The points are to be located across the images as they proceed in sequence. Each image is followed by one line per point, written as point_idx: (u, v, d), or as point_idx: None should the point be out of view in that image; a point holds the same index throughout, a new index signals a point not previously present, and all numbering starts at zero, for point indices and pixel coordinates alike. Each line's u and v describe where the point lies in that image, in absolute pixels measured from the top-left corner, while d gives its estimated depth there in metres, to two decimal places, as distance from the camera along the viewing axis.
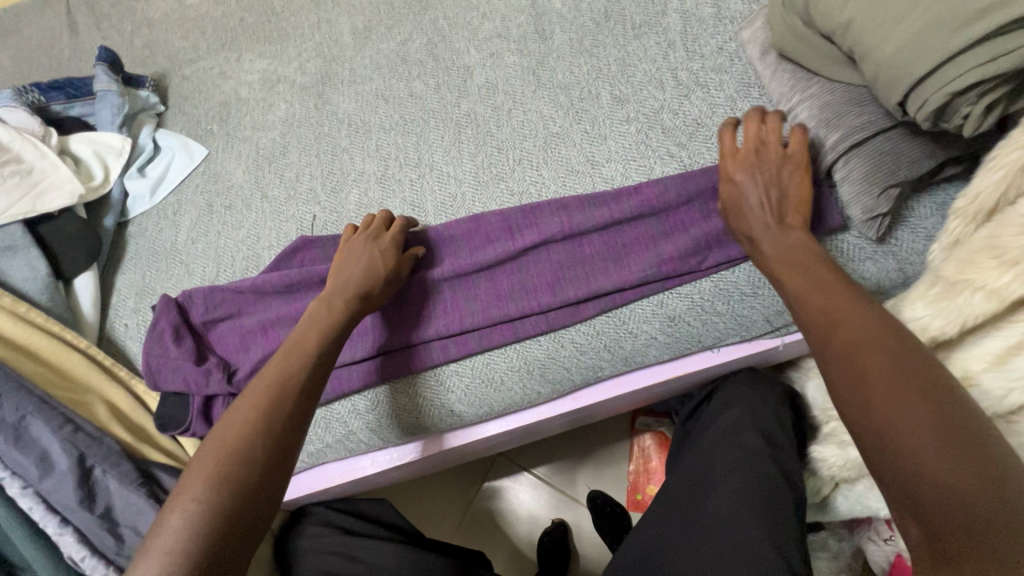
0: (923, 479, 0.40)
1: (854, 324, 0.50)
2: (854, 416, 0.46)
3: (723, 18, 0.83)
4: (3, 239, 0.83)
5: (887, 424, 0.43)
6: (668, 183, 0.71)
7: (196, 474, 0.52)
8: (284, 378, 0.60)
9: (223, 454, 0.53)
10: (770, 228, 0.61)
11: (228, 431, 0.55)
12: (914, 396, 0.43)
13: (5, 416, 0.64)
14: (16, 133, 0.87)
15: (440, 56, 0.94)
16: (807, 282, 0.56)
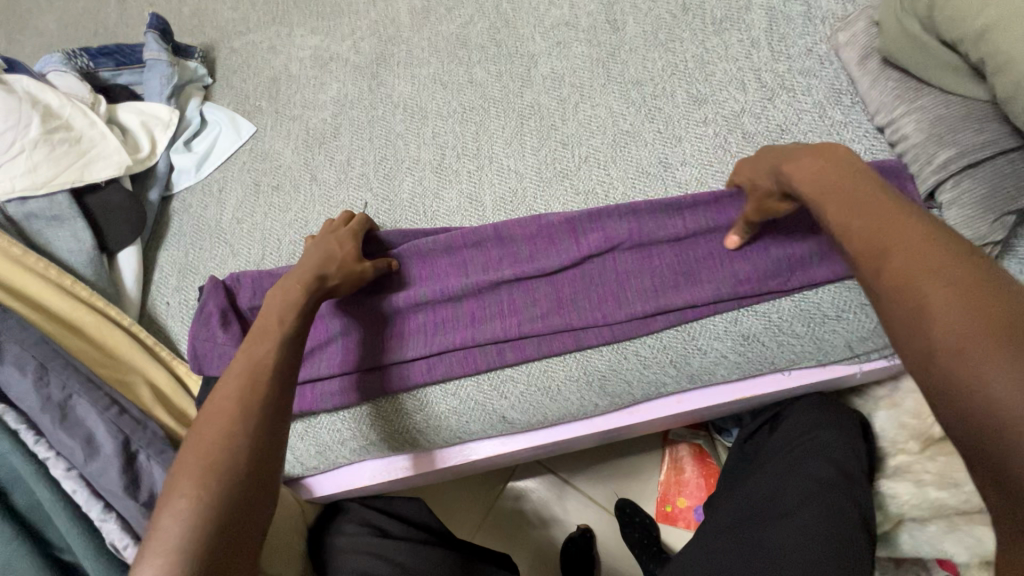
0: (986, 394, 0.32)
1: (851, 226, 0.44)
2: (891, 315, 0.39)
3: (813, 18, 0.77)
4: (49, 208, 0.80)
5: (947, 322, 0.35)
6: (746, 192, 0.67)
7: (185, 472, 0.47)
8: (256, 370, 0.55)
9: (208, 447, 0.49)
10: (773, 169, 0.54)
11: (208, 423, 0.51)
12: (957, 287, 0.36)
13: (52, 393, 0.62)
14: (67, 100, 0.84)
15: (503, 42, 0.90)
16: (843, 201, 0.45)
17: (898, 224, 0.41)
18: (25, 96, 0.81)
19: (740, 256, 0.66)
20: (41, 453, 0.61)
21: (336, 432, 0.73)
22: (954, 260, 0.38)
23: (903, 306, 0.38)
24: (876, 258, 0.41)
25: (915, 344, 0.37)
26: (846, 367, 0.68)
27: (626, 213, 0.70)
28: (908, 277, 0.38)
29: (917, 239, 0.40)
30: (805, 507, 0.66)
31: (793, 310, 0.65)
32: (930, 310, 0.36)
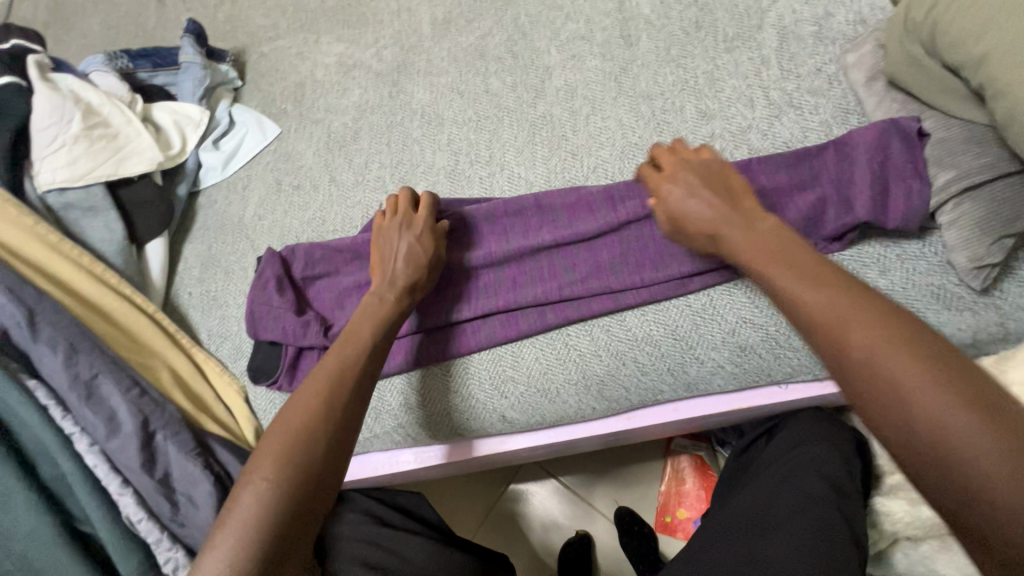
0: (960, 460, 0.37)
1: (795, 290, 0.49)
2: (845, 385, 0.44)
3: (824, 38, 0.78)
4: (85, 199, 0.85)
5: (928, 412, 0.39)
6: (779, 164, 0.69)
7: (266, 457, 0.53)
8: (340, 371, 0.60)
9: (280, 439, 0.54)
10: (725, 216, 0.58)
11: (291, 413, 0.56)
12: (907, 355, 0.41)
13: (79, 372, 0.66)
14: (106, 98, 0.89)
15: (519, 54, 0.93)
16: (802, 276, 0.49)
17: (835, 292, 0.46)
18: (69, 94, 0.86)
19: (779, 218, 0.68)
20: (67, 428, 0.65)
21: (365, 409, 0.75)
22: (897, 326, 0.43)
23: (854, 378, 0.43)
24: (824, 329, 0.46)
25: (869, 410, 0.42)
26: None
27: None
28: (866, 351, 0.43)
29: (851, 308, 0.45)
30: (792, 516, 0.65)
31: (791, 324, 0.66)
32: (884, 381, 0.41)
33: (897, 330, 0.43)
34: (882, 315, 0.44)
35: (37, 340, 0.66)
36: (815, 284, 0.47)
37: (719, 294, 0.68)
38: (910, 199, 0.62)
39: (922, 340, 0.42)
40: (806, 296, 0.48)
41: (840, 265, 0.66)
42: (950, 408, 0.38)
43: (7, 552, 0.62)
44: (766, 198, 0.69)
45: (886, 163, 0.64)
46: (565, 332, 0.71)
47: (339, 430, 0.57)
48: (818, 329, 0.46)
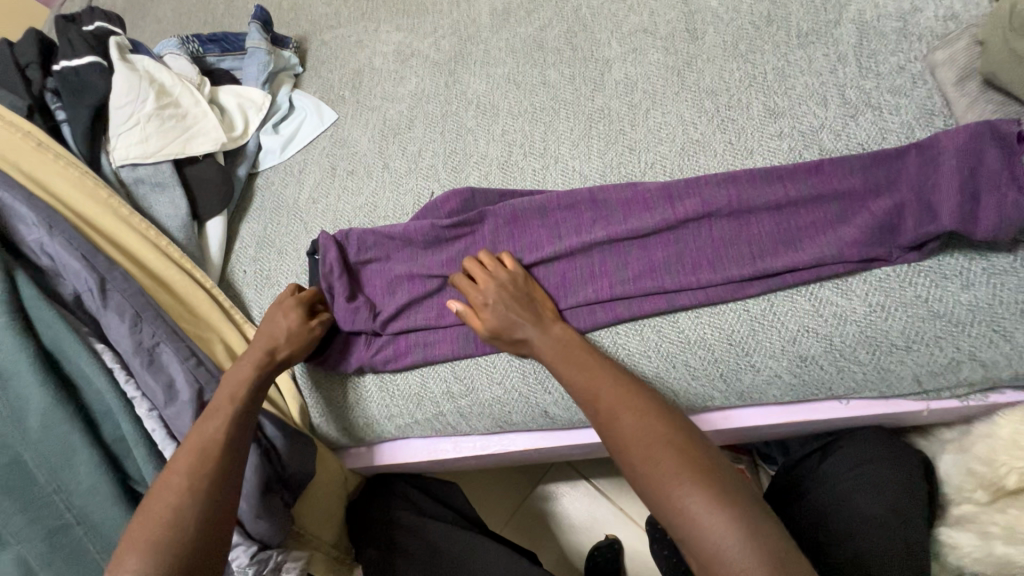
0: (715, 564, 0.46)
1: (605, 406, 0.59)
2: (656, 510, 0.51)
3: (909, 35, 0.73)
4: (155, 175, 0.89)
5: (689, 477, 0.50)
6: (854, 166, 0.65)
7: (137, 542, 0.54)
8: (210, 442, 0.60)
9: (159, 514, 0.55)
10: (541, 327, 0.67)
11: (164, 494, 0.56)
12: (690, 480, 0.50)
13: (143, 339, 0.68)
14: (178, 80, 0.93)
15: (579, 46, 0.91)
16: (590, 373, 0.62)
17: (646, 421, 0.55)
18: (145, 75, 0.90)
19: (849, 225, 0.64)
20: (130, 392, 0.68)
21: (406, 395, 0.76)
22: (689, 451, 0.52)
23: (656, 500, 0.51)
24: (626, 450, 0.55)
25: (667, 524, 0.50)
26: (912, 404, 0.65)
27: (724, 181, 0.69)
28: (656, 477, 0.52)
29: (656, 438, 0.54)
30: (851, 540, 0.65)
31: (858, 336, 0.62)
32: (665, 491, 0.50)
33: (679, 444, 0.53)
34: (675, 438, 0.54)
35: (106, 306, 0.69)
36: (620, 405, 0.57)
37: (779, 301, 0.65)
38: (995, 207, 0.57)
39: (699, 459, 0.52)
40: (627, 422, 0.56)
41: (917, 276, 0.61)
42: (693, 472, 0.50)
43: (69, 504, 0.66)
44: (836, 203, 0.66)
45: (980, 165, 0.58)
46: (614, 329, 0.70)
47: (210, 490, 0.57)
48: (622, 449, 0.55)
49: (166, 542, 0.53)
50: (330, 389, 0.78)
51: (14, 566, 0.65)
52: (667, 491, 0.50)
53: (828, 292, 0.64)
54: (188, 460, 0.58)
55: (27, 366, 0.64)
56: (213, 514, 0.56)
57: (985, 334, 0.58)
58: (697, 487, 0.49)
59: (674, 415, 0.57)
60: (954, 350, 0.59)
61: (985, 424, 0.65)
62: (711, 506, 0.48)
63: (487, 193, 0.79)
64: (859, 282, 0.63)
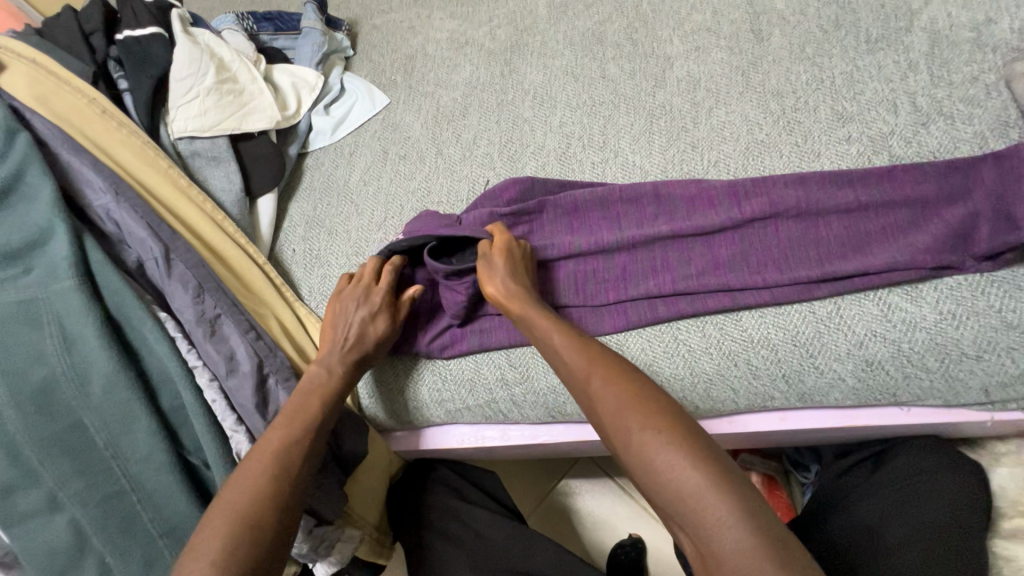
0: (717, 545, 0.44)
1: (594, 383, 0.57)
2: (651, 490, 0.49)
3: (983, 46, 0.73)
4: (211, 149, 0.89)
5: (679, 461, 0.48)
6: (927, 174, 0.65)
7: (211, 535, 0.53)
8: (295, 444, 0.61)
9: (237, 511, 0.55)
10: (524, 294, 0.66)
11: (241, 492, 0.57)
12: (683, 457, 0.48)
13: (206, 309, 0.69)
14: (236, 55, 0.93)
15: (640, 41, 0.91)
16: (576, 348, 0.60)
17: (639, 397, 0.54)
18: (206, 48, 0.90)
19: (921, 232, 0.64)
20: (191, 361, 0.68)
21: (458, 380, 0.76)
22: (679, 428, 0.50)
23: (653, 482, 0.49)
24: (621, 428, 0.53)
25: (664, 505, 0.48)
26: (976, 414, 0.64)
27: (792, 182, 0.69)
28: (651, 455, 0.49)
29: (647, 414, 0.52)
30: (909, 546, 0.65)
31: (926, 342, 0.62)
32: (659, 471, 0.48)
33: (672, 424, 0.51)
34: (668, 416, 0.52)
35: (170, 276, 0.69)
36: (605, 380, 0.56)
37: (847, 305, 0.65)
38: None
39: (691, 436, 0.50)
40: (616, 399, 0.54)
41: (990, 287, 0.61)
42: (686, 454, 0.48)
43: (125, 471, 0.66)
44: (907, 210, 0.65)
45: None
46: (675, 325, 0.70)
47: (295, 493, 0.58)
48: (613, 431, 0.53)
49: (243, 537, 0.53)
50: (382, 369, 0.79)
51: (66, 530, 0.65)
52: (660, 476, 0.48)
53: (897, 298, 0.63)
54: (272, 458, 0.59)
55: (93, 331, 0.64)
56: (289, 518, 0.57)
57: None
58: (694, 463, 0.47)
59: (660, 391, 0.55)
60: None
61: None
62: (710, 482, 0.46)
63: (547, 183, 0.79)
64: (930, 290, 0.63)
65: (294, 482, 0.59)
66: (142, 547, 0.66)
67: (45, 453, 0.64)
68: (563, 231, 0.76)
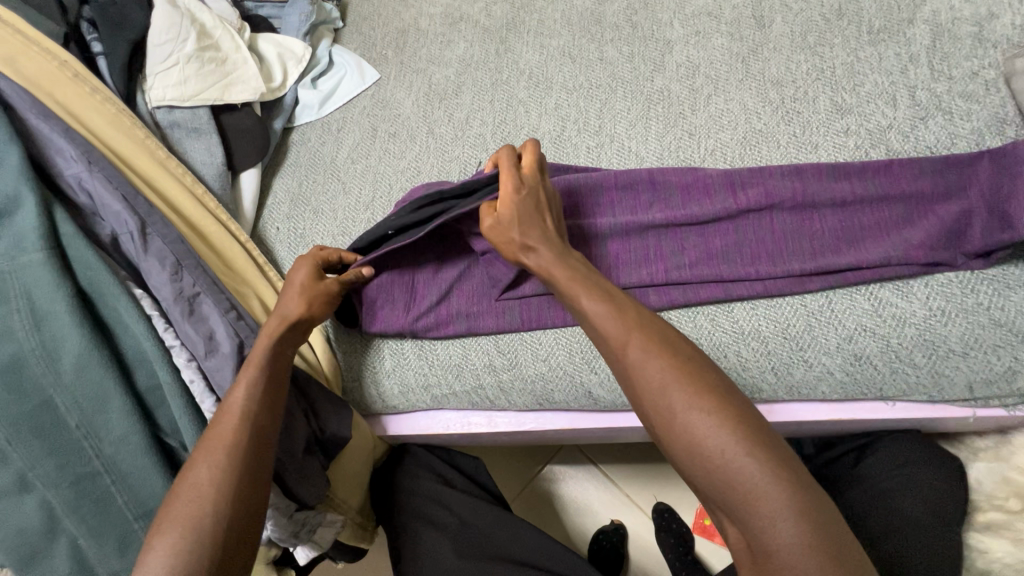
0: (769, 539, 0.42)
1: (633, 352, 0.51)
2: (698, 472, 0.46)
3: (984, 40, 0.73)
4: (191, 120, 0.85)
5: (730, 448, 0.45)
6: (925, 169, 0.64)
7: (167, 528, 0.49)
8: (245, 414, 0.56)
9: (192, 497, 0.51)
10: (553, 245, 0.61)
11: (194, 476, 0.52)
12: (740, 443, 0.45)
13: (184, 287, 0.66)
14: (219, 21, 0.89)
15: (639, 24, 0.88)
16: (608, 309, 0.55)
17: (688, 370, 0.49)
18: (186, 13, 0.86)
19: (915, 227, 0.63)
20: (168, 341, 0.66)
21: (398, 359, 0.76)
22: (733, 409, 0.47)
23: (700, 466, 0.46)
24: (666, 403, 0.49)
25: (713, 491, 0.46)
26: (959, 411, 0.65)
27: (789, 174, 0.68)
28: (703, 437, 0.46)
29: (697, 390, 0.48)
30: (887, 541, 0.66)
31: (915, 339, 0.62)
32: (711, 454, 0.45)
33: (724, 403, 0.47)
34: (717, 393, 0.48)
35: (146, 251, 0.66)
36: (646, 349, 0.51)
37: (838, 300, 0.64)
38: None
39: (746, 421, 0.46)
40: (658, 371, 0.50)
41: (980, 284, 0.61)
42: (736, 441, 0.45)
43: (98, 453, 0.63)
44: (902, 204, 0.65)
45: None
46: (667, 315, 0.69)
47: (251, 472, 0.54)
48: (657, 409, 0.49)
49: (199, 526, 0.49)
50: (343, 350, 0.79)
51: (36, 512, 0.63)
52: (711, 462, 0.45)
53: (888, 294, 0.63)
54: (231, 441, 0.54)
55: (64, 308, 0.61)
56: (247, 494, 0.53)
57: None
58: (754, 451, 0.44)
59: (705, 362, 0.50)
60: (1012, 360, 0.59)
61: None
62: (770, 475, 0.43)
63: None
64: (921, 286, 0.63)
65: (249, 451, 0.54)
66: (117, 529, 0.64)
67: (13, 433, 0.61)
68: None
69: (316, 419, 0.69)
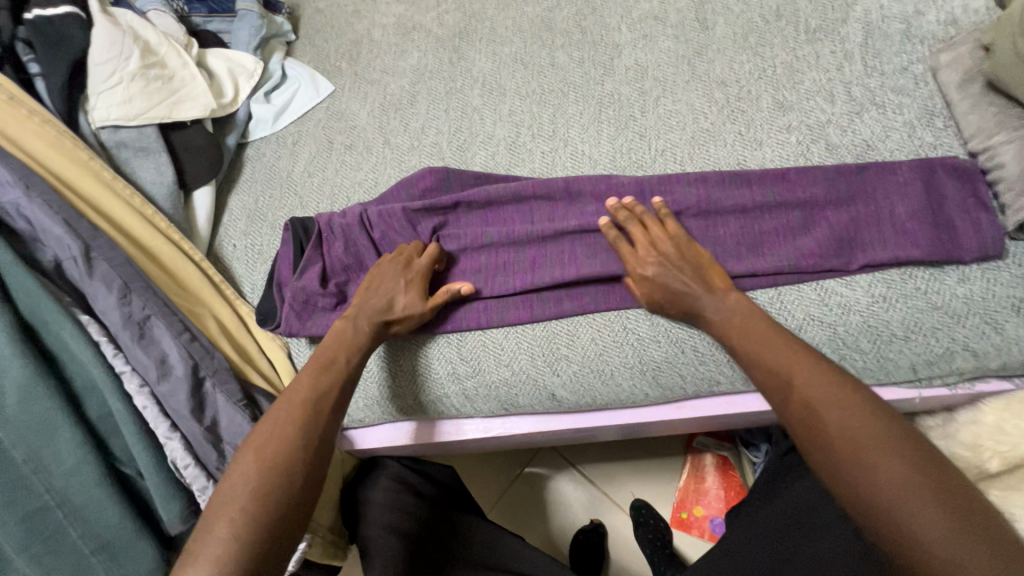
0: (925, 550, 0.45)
1: (796, 381, 0.56)
2: (846, 491, 0.50)
3: (912, 37, 0.76)
4: (138, 139, 0.83)
5: (888, 476, 0.48)
6: (819, 177, 0.69)
7: (241, 481, 0.55)
8: (320, 397, 0.62)
9: (269, 456, 0.57)
10: (715, 297, 0.63)
11: (270, 439, 0.58)
12: (909, 475, 0.48)
13: (133, 311, 0.64)
14: (164, 39, 0.87)
15: (588, 29, 0.90)
16: (763, 349, 0.59)
17: (851, 406, 0.53)
18: (129, 30, 0.84)
19: (807, 232, 0.67)
20: (118, 367, 0.64)
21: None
22: (901, 443, 0.50)
23: (847, 485, 0.50)
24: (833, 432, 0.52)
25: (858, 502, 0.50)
26: (906, 392, 0.67)
27: (693, 181, 0.71)
28: (860, 466, 0.50)
29: (871, 426, 0.51)
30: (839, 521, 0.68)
31: (860, 325, 0.64)
32: (868, 478, 0.49)
33: (887, 443, 0.50)
34: (881, 424, 0.52)
35: (91, 276, 0.64)
36: (812, 382, 0.55)
37: (785, 292, 0.66)
38: (927, 220, 0.64)
39: (907, 449, 0.50)
40: (839, 415, 0.52)
41: (916, 269, 0.64)
42: (899, 473, 0.48)
43: (47, 486, 0.61)
44: (799, 210, 0.69)
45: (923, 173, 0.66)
46: (624, 314, 0.70)
47: (324, 447, 0.60)
48: (811, 434, 0.53)
49: (276, 486, 0.55)
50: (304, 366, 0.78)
51: None
52: (871, 484, 0.49)
53: (833, 283, 0.66)
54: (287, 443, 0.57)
55: (5, 338, 0.59)
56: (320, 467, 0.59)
57: (979, 326, 0.61)
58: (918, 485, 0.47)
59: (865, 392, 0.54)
60: (949, 341, 0.62)
61: (971, 411, 0.69)
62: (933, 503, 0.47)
63: (463, 175, 0.79)
64: (862, 274, 0.65)
65: (323, 429, 0.60)
66: (71, 564, 0.62)
67: None
68: (478, 224, 0.76)
69: None
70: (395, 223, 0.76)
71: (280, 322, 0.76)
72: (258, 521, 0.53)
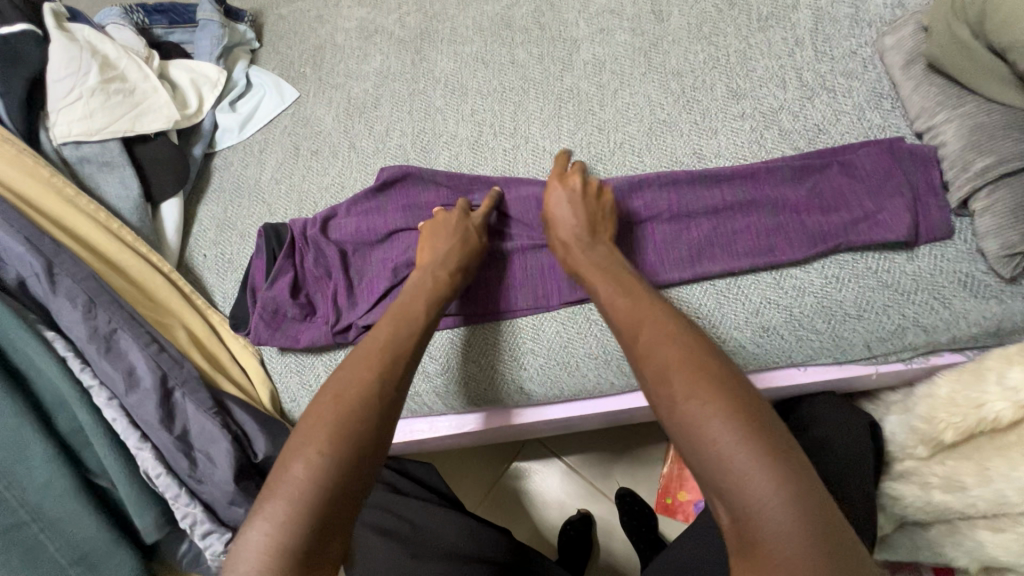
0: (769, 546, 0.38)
1: (644, 341, 0.51)
2: (686, 444, 0.44)
3: (860, 21, 0.77)
4: (101, 154, 0.83)
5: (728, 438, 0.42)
6: (789, 176, 0.69)
7: (377, 334, 0.59)
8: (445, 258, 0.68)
9: (398, 315, 0.62)
10: (587, 246, 0.64)
11: (404, 307, 0.63)
12: (729, 420, 0.42)
13: (98, 326, 0.65)
14: (123, 52, 0.88)
15: (547, 25, 0.90)
16: (640, 320, 0.53)
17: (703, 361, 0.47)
18: (86, 45, 0.84)
19: (787, 231, 0.66)
20: (86, 380, 0.65)
21: (299, 367, 0.78)
22: (719, 387, 0.45)
23: (694, 450, 0.44)
24: (623, 318, 0.55)
25: (654, 395, 0.48)
26: (862, 368, 0.69)
27: (666, 185, 0.71)
28: (704, 424, 0.43)
29: (697, 366, 0.46)
30: None
31: (815, 306, 0.65)
32: (713, 436, 0.42)
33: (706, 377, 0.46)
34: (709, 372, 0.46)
35: (55, 292, 0.65)
36: (670, 344, 0.49)
37: (743, 278, 0.68)
38: (901, 212, 0.64)
39: (726, 392, 0.44)
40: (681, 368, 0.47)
41: (869, 251, 0.65)
42: (737, 429, 0.42)
43: (21, 501, 0.61)
44: (771, 208, 0.68)
45: (898, 167, 0.66)
46: (587, 307, 0.71)
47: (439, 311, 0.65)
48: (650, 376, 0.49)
49: (404, 336, 0.59)
50: (278, 375, 0.79)
51: None
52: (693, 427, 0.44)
53: (788, 268, 0.67)
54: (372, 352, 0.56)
55: None
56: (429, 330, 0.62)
57: (927, 302, 0.63)
58: (741, 422, 0.42)
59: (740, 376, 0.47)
60: (900, 317, 0.64)
61: (926, 384, 0.70)
62: (746, 448, 0.41)
63: (436, 176, 0.79)
64: (818, 259, 0.66)
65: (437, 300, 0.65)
66: None
67: None
68: None
69: (247, 443, 0.69)
70: (367, 233, 0.78)
71: (250, 330, 0.77)
72: (392, 355, 0.57)
